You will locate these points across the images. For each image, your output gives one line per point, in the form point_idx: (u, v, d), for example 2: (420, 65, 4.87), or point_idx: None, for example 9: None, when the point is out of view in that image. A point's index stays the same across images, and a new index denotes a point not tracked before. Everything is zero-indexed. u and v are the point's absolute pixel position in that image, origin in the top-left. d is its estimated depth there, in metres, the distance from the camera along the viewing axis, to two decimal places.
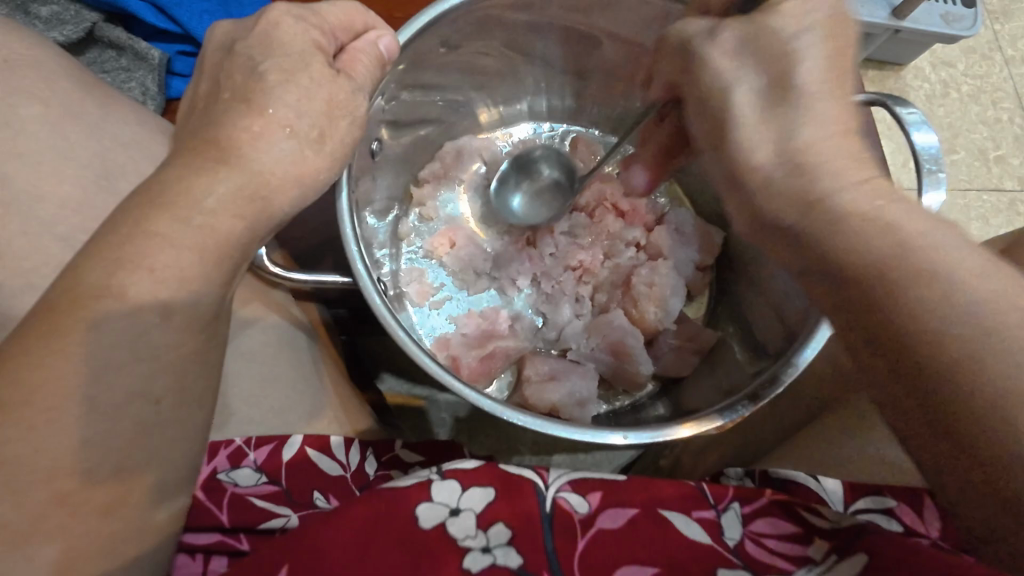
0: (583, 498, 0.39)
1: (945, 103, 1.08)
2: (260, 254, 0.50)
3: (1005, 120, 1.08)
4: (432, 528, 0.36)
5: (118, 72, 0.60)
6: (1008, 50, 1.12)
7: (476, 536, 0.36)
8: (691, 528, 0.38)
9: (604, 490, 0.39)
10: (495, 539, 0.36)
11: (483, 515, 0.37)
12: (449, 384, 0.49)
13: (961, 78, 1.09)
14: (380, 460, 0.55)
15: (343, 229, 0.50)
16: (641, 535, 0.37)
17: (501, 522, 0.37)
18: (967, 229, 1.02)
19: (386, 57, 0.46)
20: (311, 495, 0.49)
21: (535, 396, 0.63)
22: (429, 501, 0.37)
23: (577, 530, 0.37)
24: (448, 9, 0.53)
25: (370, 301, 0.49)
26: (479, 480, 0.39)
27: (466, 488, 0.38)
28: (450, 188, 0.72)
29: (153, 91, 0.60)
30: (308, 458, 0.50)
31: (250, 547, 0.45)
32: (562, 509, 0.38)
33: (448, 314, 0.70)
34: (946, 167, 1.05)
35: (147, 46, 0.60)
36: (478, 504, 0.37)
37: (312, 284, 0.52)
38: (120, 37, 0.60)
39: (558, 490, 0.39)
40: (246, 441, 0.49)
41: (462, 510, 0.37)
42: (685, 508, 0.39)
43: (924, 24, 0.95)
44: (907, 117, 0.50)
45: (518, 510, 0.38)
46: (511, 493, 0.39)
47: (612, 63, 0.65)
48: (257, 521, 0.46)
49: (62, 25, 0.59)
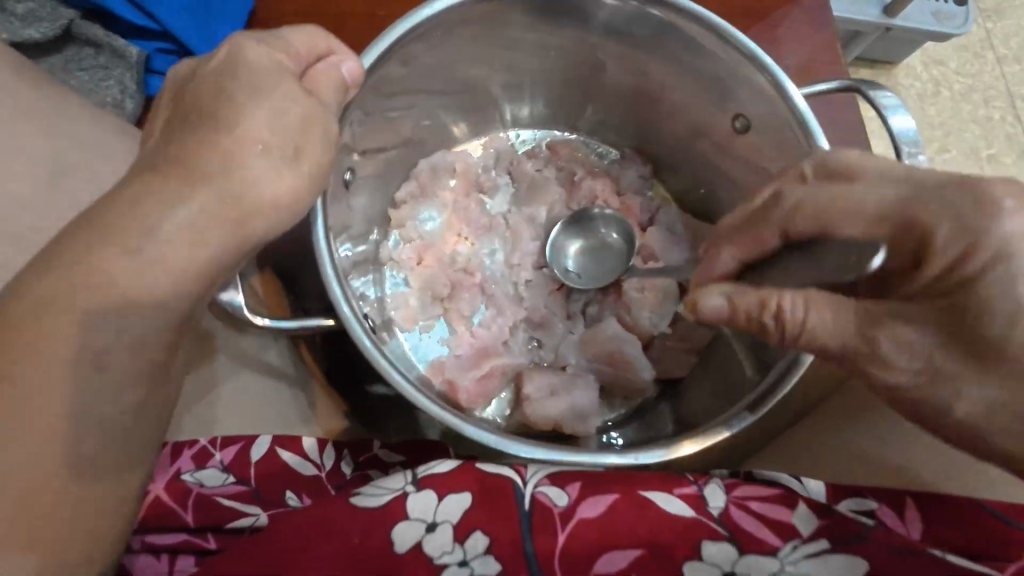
0: (562, 490, 0.38)
1: (936, 102, 1.07)
2: (229, 296, 0.44)
3: (997, 119, 1.07)
4: (408, 550, 0.36)
5: (96, 70, 0.59)
6: (1001, 48, 1.11)
7: (454, 550, 0.37)
8: (673, 504, 0.38)
9: (583, 480, 0.39)
10: (472, 552, 0.37)
11: (459, 525, 0.37)
12: (432, 408, 0.47)
13: (952, 77, 1.09)
14: (356, 461, 0.53)
15: (319, 253, 0.48)
16: (624, 519, 0.37)
17: (478, 531, 0.37)
18: None
19: (351, 80, 0.45)
20: (282, 494, 0.49)
21: (537, 414, 0.61)
22: (406, 518, 0.37)
23: (557, 523, 0.37)
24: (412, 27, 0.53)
25: (342, 315, 0.47)
26: (455, 486, 0.38)
27: (442, 499, 0.38)
28: (430, 206, 0.70)
29: (132, 89, 0.59)
30: (277, 457, 0.50)
31: (217, 546, 0.46)
32: (541, 504, 0.38)
33: (439, 336, 0.68)
34: (937, 166, 1.04)
35: (126, 44, 0.60)
36: (455, 514, 0.37)
37: (289, 331, 0.47)
38: (97, 34, 0.59)
39: (536, 485, 0.39)
40: (212, 442, 0.49)
41: (439, 523, 0.37)
42: (667, 486, 0.39)
43: (913, 21, 0.94)
44: (883, 100, 0.49)
45: (497, 514, 0.38)
46: (488, 498, 0.38)
47: (593, 70, 0.64)
48: (223, 520, 0.46)
49: (38, 22, 0.58)
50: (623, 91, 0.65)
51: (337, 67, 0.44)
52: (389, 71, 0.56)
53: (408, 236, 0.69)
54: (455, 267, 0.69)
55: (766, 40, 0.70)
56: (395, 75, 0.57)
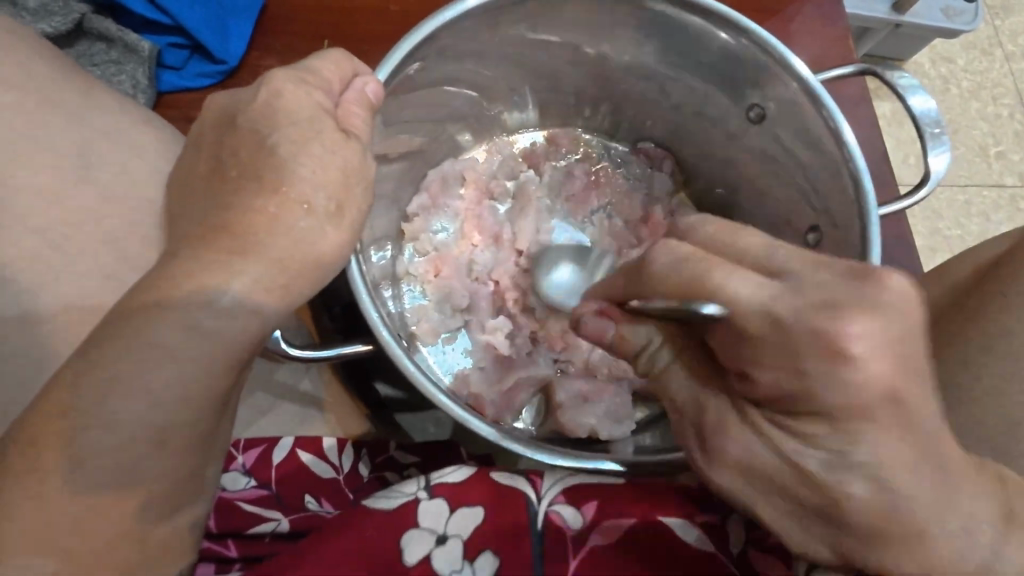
0: (577, 511, 0.37)
1: (945, 98, 1.07)
2: (276, 338, 0.40)
3: (1006, 116, 1.07)
4: (417, 562, 0.35)
5: (108, 65, 0.58)
6: (1008, 45, 1.11)
7: (462, 569, 0.35)
8: (690, 534, 0.37)
9: (600, 499, 0.37)
10: (479, 571, 0.35)
11: (470, 544, 0.36)
12: (455, 412, 0.44)
13: (960, 74, 1.09)
14: (374, 463, 0.51)
15: (348, 266, 0.44)
16: (635, 549, 0.36)
17: (488, 550, 0.36)
18: (968, 225, 1.01)
19: (376, 103, 0.41)
20: (302, 499, 0.48)
21: (572, 424, 0.56)
22: (416, 526, 0.36)
23: (569, 548, 0.36)
24: (420, 39, 0.49)
25: (368, 317, 0.44)
26: (469, 499, 0.37)
27: (454, 510, 0.36)
28: (443, 216, 0.66)
29: (144, 84, 0.58)
30: (297, 460, 0.49)
31: (238, 554, 0.46)
32: (553, 524, 0.36)
33: (463, 347, 0.63)
34: None
35: (138, 38, 0.58)
36: (465, 530, 0.36)
37: (328, 358, 0.43)
38: (109, 29, 0.58)
39: (550, 503, 0.37)
40: (234, 445, 0.49)
41: (449, 536, 0.36)
42: (686, 514, 0.37)
43: (924, 18, 0.93)
44: (900, 81, 0.48)
45: (510, 535, 0.36)
46: (501, 517, 0.36)
47: (612, 80, 0.62)
48: (246, 527, 0.47)
49: (50, 16, 0.57)
50: (653, 102, 0.63)
51: (359, 91, 0.40)
52: (409, 78, 0.52)
53: (427, 241, 0.64)
54: (472, 276, 0.65)
55: (783, 35, 0.69)
56: (415, 84, 0.54)
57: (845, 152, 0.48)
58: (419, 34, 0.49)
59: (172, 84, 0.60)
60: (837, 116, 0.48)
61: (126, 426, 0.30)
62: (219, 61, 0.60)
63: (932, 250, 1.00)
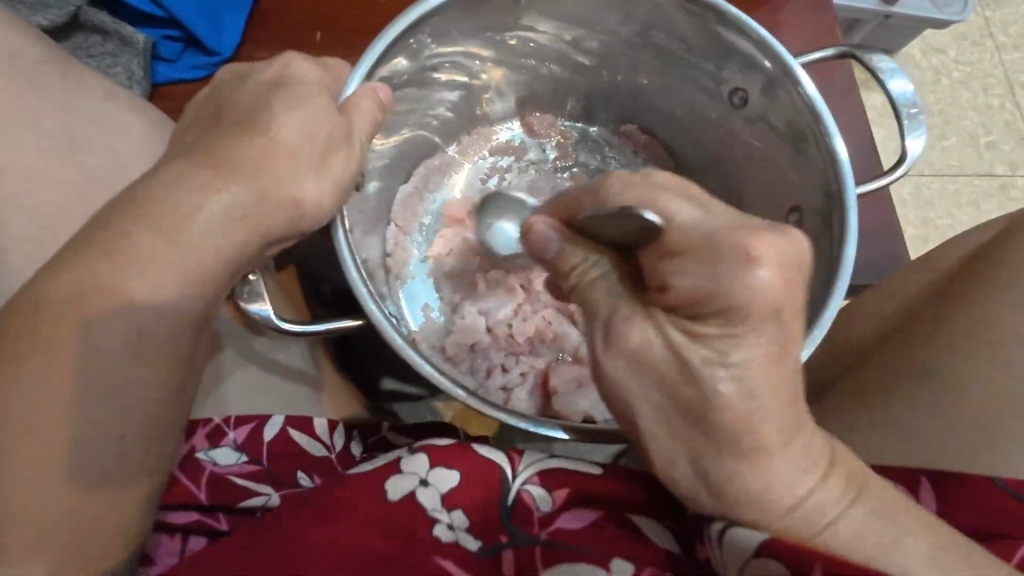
0: (549, 494, 0.38)
1: (936, 89, 1.08)
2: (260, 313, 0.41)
3: (997, 106, 1.08)
4: (400, 498, 0.37)
5: (103, 57, 0.59)
6: (999, 36, 1.12)
7: (438, 517, 0.37)
8: (657, 532, 0.37)
9: (574, 483, 0.38)
10: (455, 522, 0.37)
11: (449, 496, 0.37)
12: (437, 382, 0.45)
13: (951, 65, 1.09)
14: (366, 444, 0.53)
15: (339, 246, 0.45)
16: (602, 536, 0.37)
17: (461, 508, 0.37)
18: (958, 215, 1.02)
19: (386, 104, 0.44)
20: (295, 475, 0.48)
21: (567, 412, 0.57)
22: (398, 473, 0.38)
23: (536, 524, 0.37)
24: (408, 23, 0.49)
25: (358, 293, 0.45)
26: (449, 460, 0.38)
27: (434, 465, 0.38)
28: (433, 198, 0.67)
29: (139, 75, 0.59)
30: (291, 441, 0.49)
31: (228, 526, 0.47)
32: (522, 502, 0.38)
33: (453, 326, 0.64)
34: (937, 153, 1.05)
35: (133, 30, 0.59)
36: (444, 485, 0.38)
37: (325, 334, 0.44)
38: (104, 20, 0.59)
39: (524, 481, 0.38)
40: (223, 421, 0.47)
41: (429, 480, 0.37)
42: (653, 512, 0.38)
43: (913, 9, 0.94)
44: (880, 65, 0.49)
45: (483, 497, 0.38)
46: (477, 482, 0.38)
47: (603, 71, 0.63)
48: (236, 500, 0.47)
49: (45, 9, 0.57)
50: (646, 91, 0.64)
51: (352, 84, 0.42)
52: (401, 64, 0.53)
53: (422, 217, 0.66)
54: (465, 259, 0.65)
55: (768, 26, 0.70)
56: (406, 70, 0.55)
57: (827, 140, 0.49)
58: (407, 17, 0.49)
59: (166, 76, 0.62)
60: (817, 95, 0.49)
61: None
62: (213, 53, 0.62)
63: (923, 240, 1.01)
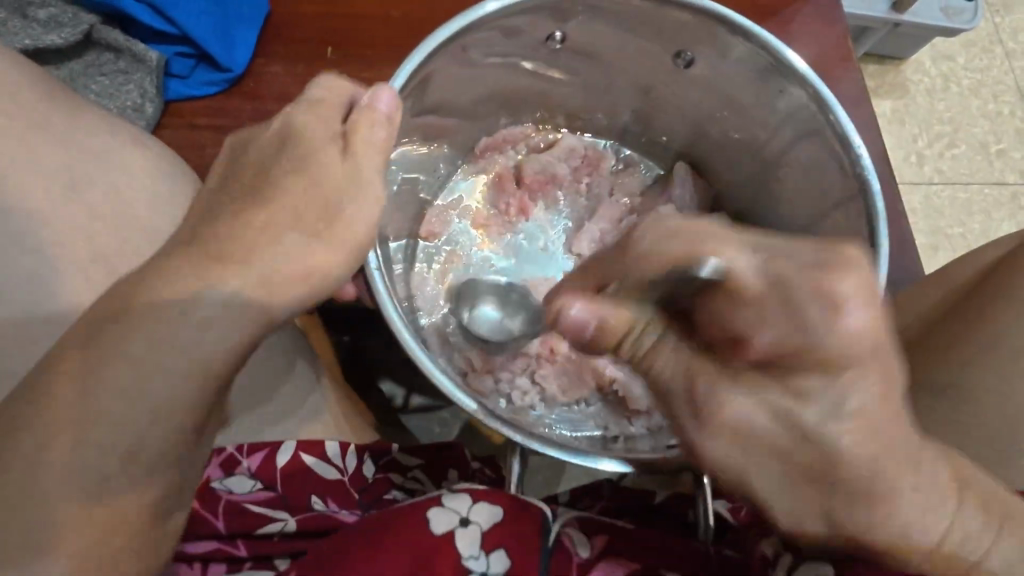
0: (586, 541, 0.39)
1: (946, 97, 1.07)
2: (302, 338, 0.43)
3: (1007, 113, 1.07)
4: (441, 534, 0.36)
5: (116, 75, 0.59)
6: (1009, 43, 1.11)
7: (478, 558, 0.36)
8: None
9: (610, 535, 0.40)
10: (493, 567, 0.36)
11: (489, 535, 0.37)
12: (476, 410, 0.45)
13: (961, 72, 1.09)
14: (377, 463, 0.52)
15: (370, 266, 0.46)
16: None
17: (503, 548, 0.36)
18: (968, 224, 1.01)
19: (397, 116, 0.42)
20: (308, 499, 0.48)
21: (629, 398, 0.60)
22: (441, 507, 0.37)
23: (573, 573, 0.38)
24: (433, 49, 0.49)
25: (389, 314, 0.46)
26: (492, 498, 0.38)
27: (477, 501, 0.38)
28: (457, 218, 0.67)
29: (151, 93, 0.59)
30: (305, 467, 0.48)
31: (248, 553, 0.47)
32: (562, 546, 0.39)
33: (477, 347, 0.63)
34: (947, 161, 1.04)
35: (145, 48, 0.59)
36: (484, 522, 0.37)
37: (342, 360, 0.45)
38: (117, 39, 0.59)
39: (562, 527, 0.40)
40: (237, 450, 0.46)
41: (470, 521, 0.37)
42: (688, 569, 0.39)
43: (923, 17, 0.94)
44: None
45: (525, 543, 0.37)
46: (520, 519, 0.38)
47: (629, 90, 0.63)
48: (253, 528, 0.47)
49: (59, 28, 0.58)
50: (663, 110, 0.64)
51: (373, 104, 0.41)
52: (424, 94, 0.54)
53: (437, 244, 0.66)
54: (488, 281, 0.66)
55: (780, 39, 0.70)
56: (436, 94, 0.56)
57: (838, 128, 0.51)
58: (430, 44, 0.49)
59: (179, 93, 0.61)
60: (845, 123, 0.50)
61: (138, 429, 0.30)
62: (225, 69, 0.62)
63: (933, 248, 1.00)
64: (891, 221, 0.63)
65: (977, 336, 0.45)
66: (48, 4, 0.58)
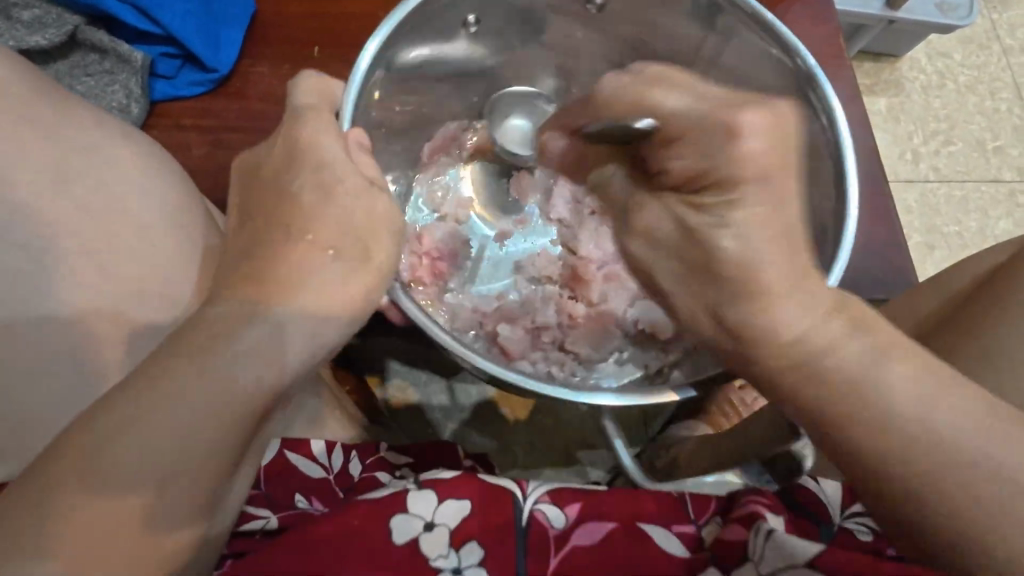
0: (561, 511, 0.38)
1: (942, 94, 1.07)
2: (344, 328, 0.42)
3: (1004, 110, 1.07)
4: (404, 544, 0.36)
5: (101, 76, 0.59)
6: (1006, 40, 1.10)
7: (448, 555, 0.36)
8: (668, 542, 0.38)
9: (585, 500, 0.39)
10: (466, 560, 0.36)
11: (456, 533, 0.37)
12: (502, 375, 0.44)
13: (957, 69, 1.08)
14: (364, 463, 0.52)
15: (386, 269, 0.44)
16: (617, 554, 0.37)
17: (474, 540, 0.37)
18: (965, 221, 1.01)
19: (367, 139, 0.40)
20: (294, 498, 0.47)
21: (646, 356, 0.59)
22: (404, 512, 0.37)
23: (550, 545, 0.37)
24: (391, 27, 0.49)
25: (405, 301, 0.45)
26: (457, 491, 0.38)
27: (442, 501, 0.37)
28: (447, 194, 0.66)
29: (136, 93, 0.59)
30: (289, 465, 0.49)
31: (229, 551, 0.44)
32: (537, 522, 0.38)
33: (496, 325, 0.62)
34: (943, 158, 1.04)
35: (130, 48, 0.59)
36: (451, 520, 0.37)
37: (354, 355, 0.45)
38: (102, 40, 0.59)
39: (536, 501, 0.39)
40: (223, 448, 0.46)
41: (436, 524, 0.37)
42: (665, 521, 0.39)
43: (917, 14, 0.93)
44: None
45: (494, 522, 0.38)
46: (487, 505, 0.38)
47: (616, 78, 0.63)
48: (237, 523, 0.45)
49: (44, 29, 0.58)
50: None
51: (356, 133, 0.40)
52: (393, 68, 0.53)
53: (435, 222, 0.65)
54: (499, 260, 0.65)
55: None
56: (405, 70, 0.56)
57: (823, 101, 0.49)
58: (386, 25, 0.49)
59: (165, 93, 0.61)
60: (827, 93, 0.48)
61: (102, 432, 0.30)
62: (210, 69, 0.61)
63: (929, 247, 0.99)
64: (882, 219, 0.62)
65: (968, 341, 0.45)
66: (33, 6, 0.58)
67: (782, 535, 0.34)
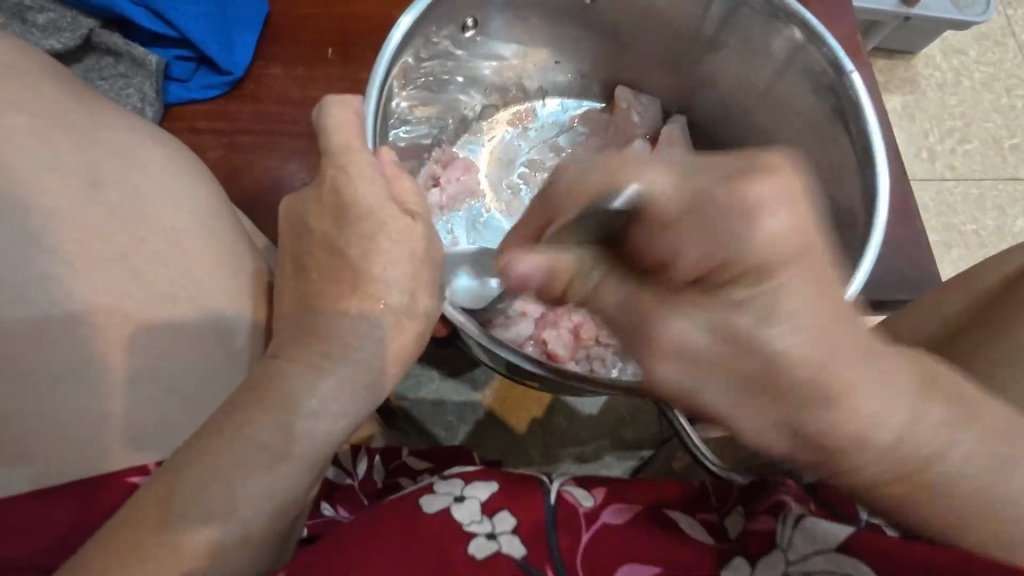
0: (588, 493, 0.38)
1: (957, 92, 1.05)
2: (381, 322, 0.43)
3: (1020, 107, 1.05)
4: (434, 516, 0.36)
5: (116, 79, 0.59)
6: (1022, 36, 1.09)
7: (481, 521, 0.36)
8: (694, 528, 0.37)
9: (608, 486, 0.39)
10: (500, 526, 0.36)
11: (489, 502, 0.37)
12: (553, 375, 0.44)
13: (972, 66, 1.07)
14: (387, 469, 0.51)
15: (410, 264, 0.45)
16: (644, 534, 0.36)
17: (505, 510, 0.37)
18: (981, 221, 0.99)
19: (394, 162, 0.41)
20: (318, 505, 0.47)
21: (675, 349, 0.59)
22: (432, 495, 0.37)
23: (582, 524, 0.37)
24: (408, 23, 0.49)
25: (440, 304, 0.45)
26: (482, 476, 0.39)
27: (470, 482, 0.38)
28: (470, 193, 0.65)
29: (151, 97, 0.59)
30: None
31: None
32: (565, 502, 0.38)
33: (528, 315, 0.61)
34: (959, 157, 1.02)
35: (144, 52, 0.59)
36: (483, 494, 0.37)
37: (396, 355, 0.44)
38: (116, 43, 0.59)
39: (561, 485, 0.39)
40: None
41: (467, 497, 0.37)
42: (687, 508, 0.38)
43: (934, 11, 0.92)
44: None
45: (525, 502, 0.38)
46: (516, 488, 0.38)
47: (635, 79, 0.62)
48: None
49: (59, 33, 0.58)
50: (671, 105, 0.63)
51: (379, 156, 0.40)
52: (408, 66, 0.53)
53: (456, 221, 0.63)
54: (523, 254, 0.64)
55: None
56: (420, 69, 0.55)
57: (851, 97, 0.48)
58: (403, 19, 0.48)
59: (179, 97, 0.61)
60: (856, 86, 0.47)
61: None
62: (225, 72, 0.61)
63: (946, 246, 0.98)
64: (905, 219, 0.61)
65: None
66: (48, 9, 0.58)
67: (815, 521, 0.33)
